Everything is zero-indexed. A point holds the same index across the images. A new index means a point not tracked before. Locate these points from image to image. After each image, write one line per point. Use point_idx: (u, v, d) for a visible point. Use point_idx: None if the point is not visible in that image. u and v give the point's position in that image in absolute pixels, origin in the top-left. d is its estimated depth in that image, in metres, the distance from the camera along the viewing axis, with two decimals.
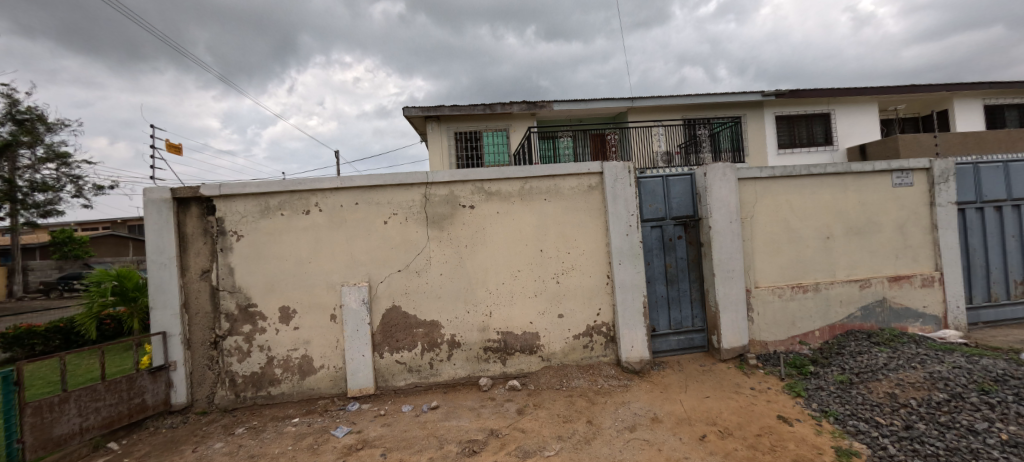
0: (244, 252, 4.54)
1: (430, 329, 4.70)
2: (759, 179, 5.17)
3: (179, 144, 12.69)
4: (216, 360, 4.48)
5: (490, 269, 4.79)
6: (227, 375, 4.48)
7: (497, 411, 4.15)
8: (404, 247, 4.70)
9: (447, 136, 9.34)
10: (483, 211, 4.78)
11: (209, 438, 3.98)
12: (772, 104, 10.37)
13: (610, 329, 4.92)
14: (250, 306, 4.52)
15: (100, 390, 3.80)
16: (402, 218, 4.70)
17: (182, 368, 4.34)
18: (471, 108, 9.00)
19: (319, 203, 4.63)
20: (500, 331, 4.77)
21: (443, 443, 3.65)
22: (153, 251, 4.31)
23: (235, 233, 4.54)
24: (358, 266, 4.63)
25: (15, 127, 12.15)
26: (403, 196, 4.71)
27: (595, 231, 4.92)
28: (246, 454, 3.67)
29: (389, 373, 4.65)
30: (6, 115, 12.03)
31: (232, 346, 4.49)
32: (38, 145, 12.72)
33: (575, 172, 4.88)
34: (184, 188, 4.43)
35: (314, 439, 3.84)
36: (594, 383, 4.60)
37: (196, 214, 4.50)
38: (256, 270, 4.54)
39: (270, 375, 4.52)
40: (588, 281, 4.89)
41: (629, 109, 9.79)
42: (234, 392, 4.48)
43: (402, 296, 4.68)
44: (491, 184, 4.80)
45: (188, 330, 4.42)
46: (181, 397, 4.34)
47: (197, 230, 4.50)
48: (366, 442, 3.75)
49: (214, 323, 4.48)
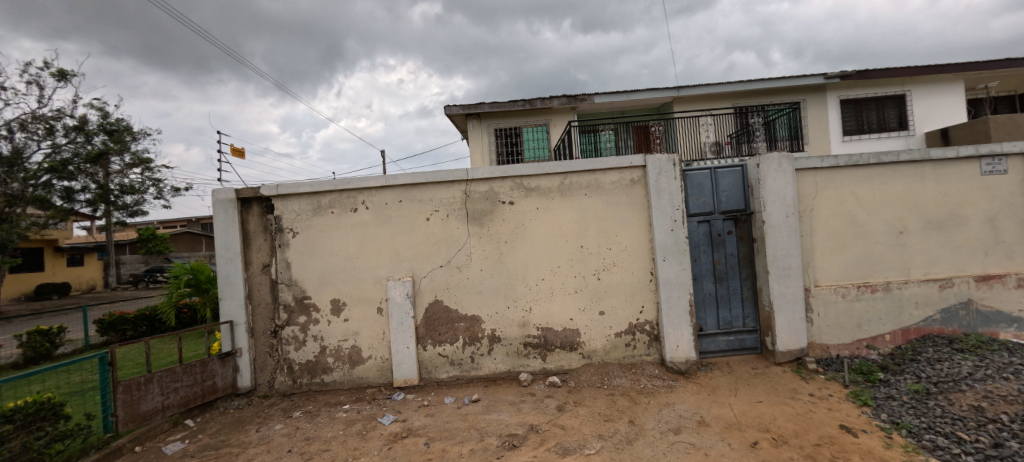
0: (299, 248, 4.83)
1: (472, 324, 4.78)
2: (820, 169, 4.79)
3: (242, 148, 13.64)
4: (276, 348, 4.82)
5: (531, 265, 4.78)
6: (285, 362, 4.81)
7: (538, 406, 4.16)
8: (446, 242, 4.81)
9: (488, 133, 9.40)
10: (523, 207, 4.79)
11: (270, 420, 4.28)
12: (837, 87, 9.55)
13: (653, 327, 4.78)
14: (305, 298, 4.81)
15: (178, 372, 4.19)
16: (444, 215, 4.81)
17: (246, 354, 4.71)
18: (510, 104, 9.01)
19: (366, 201, 4.84)
20: (541, 327, 4.77)
21: (484, 436, 3.71)
22: (221, 246, 4.70)
23: (292, 230, 4.84)
24: (402, 261, 4.79)
25: (107, 136, 13.62)
26: (445, 194, 4.81)
27: (639, 227, 4.78)
28: (303, 436, 3.92)
29: (432, 365, 4.79)
30: (98, 126, 13.47)
31: (290, 335, 4.81)
32: (126, 153, 14.20)
33: (617, 165, 4.75)
34: (246, 189, 4.78)
35: (363, 425, 4.04)
36: (637, 382, 4.49)
37: (257, 213, 4.85)
38: (310, 265, 4.82)
39: (324, 363, 4.80)
40: (630, 278, 4.77)
41: (674, 99, 9.39)
42: (292, 378, 4.80)
43: (445, 290, 4.79)
44: (531, 180, 4.79)
45: (251, 319, 4.78)
46: (246, 381, 4.71)
47: (259, 228, 4.85)
48: (411, 431, 3.89)
49: (274, 313, 4.82)
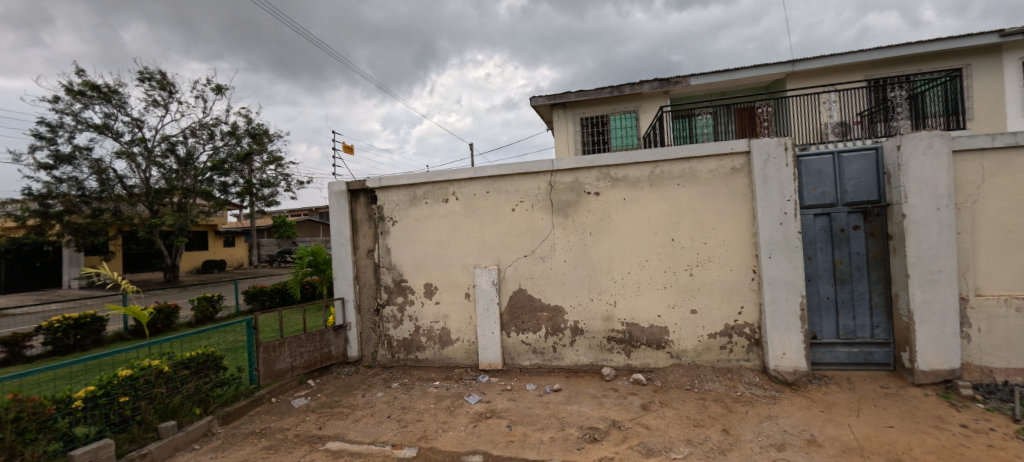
0: (398, 235, 5.28)
1: (554, 314, 4.81)
2: (989, 151, 3.88)
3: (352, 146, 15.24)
4: (378, 324, 5.35)
5: (616, 258, 4.64)
6: (386, 337, 5.32)
7: (621, 402, 4.05)
8: (531, 233, 4.87)
9: (573, 123, 9.26)
10: (609, 198, 4.65)
11: (373, 387, 4.77)
12: (1017, 46, 7.61)
13: (755, 330, 4.35)
14: (403, 281, 5.25)
15: (303, 339, 4.84)
16: (529, 206, 4.87)
17: (354, 328, 5.30)
18: (598, 92, 8.74)
19: (456, 192, 5.09)
20: (626, 322, 4.62)
21: (565, 426, 3.73)
22: (335, 232, 5.34)
23: (392, 219, 5.30)
24: (488, 250, 4.98)
25: (251, 139, 16.18)
26: (530, 184, 4.87)
27: (741, 220, 4.35)
28: (399, 405, 4.31)
29: (515, 352, 4.93)
30: (246, 131, 16.05)
31: (390, 314, 5.30)
32: (265, 152, 16.73)
33: (715, 152, 4.36)
34: (355, 182, 5.34)
35: (451, 402, 4.32)
36: (733, 389, 4.13)
37: (364, 203, 5.40)
38: (406, 251, 5.24)
39: (417, 341, 5.21)
40: (728, 275, 4.38)
41: (788, 75, 8.29)
42: (391, 352, 5.30)
43: (528, 280, 4.88)
44: (618, 170, 4.62)
45: (359, 298, 5.36)
46: (354, 351, 5.31)
47: (365, 217, 5.40)
48: (494, 412, 4.06)
49: (376, 293, 5.35)
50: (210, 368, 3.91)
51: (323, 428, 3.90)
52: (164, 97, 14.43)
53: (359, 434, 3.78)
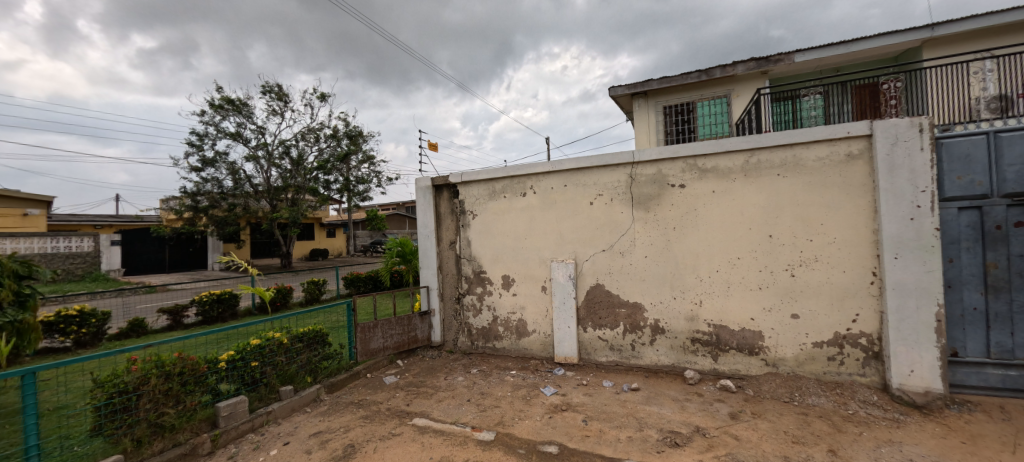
0: (478, 228, 5.49)
1: (634, 311, 4.68)
2: None
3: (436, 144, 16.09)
4: (459, 312, 5.63)
5: (703, 254, 4.37)
6: (466, 325, 5.59)
7: (706, 408, 3.83)
8: (609, 227, 4.77)
9: (655, 112, 8.82)
10: (696, 190, 4.39)
11: (454, 372, 5.05)
12: None
13: (873, 342, 3.84)
14: (482, 273, 5.46)
15: (393, 322, 5.26)
16: (608, 199, 4.77)
17: (437, 315, 5.64)
18: (683, 78, 8.23)
19: (534, 186, 5.16)
20: (713, 324, 4.35)
21: (643, 427, 3.63)
22: (422, 225, 5.71)
23: (472, 212, 5.53)
24: (566, 244, 4.98)
25: (349, 140, 17.82)
26: (609, 177, 4.76)
27: (856, 214, 3.85)
28: (478, 391, 4.51)
29: (592, 347, 4.88)
30: (345, 133, 17.72)
31: (470, 303, 5.56)
32: (361, 152, 18.33)
33: (825, 138, 3.90)
34: (439, 178, 5.66)
35: (527, 391, 4.42)
36: (842, 405, 3.68)
37: (447, 197, 5.70)
38: (486, 244, 5.43)
39: (495, 331, 5.40)
40: (839, 276, 3.91)
41: (922, 43, 7.08)
42: (470, 340, 5.56)
43: (606, 275, 4.79)
44: (707, 160, 4.34)
45: (442, 286, 5.69)
46: (437, 337, 5.66)
47: (448, 211, 5.70)
48: (570, 405, 4.08)
49: (458, 283, 5.63)
50: (318, 342, 4.43)
51: (410, 405, 4.23)
52: (280, 106, 16.46)
53: (442, 414, 4.03)
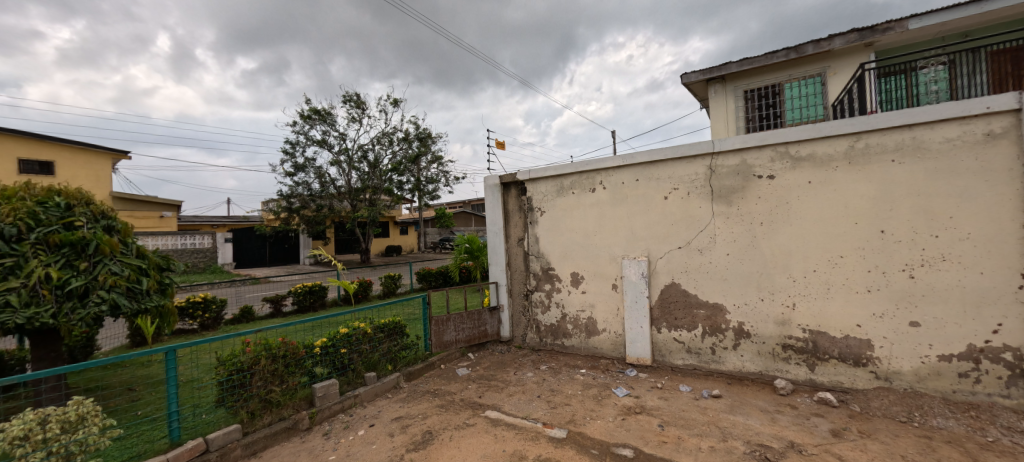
0: (546, 225, 5.47)
1: (714, 313, 4.39)
2: None
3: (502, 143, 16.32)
4: (528, 308, 5.66)
5: (797, 252, 3.98)
6: (534, 322, 5.60)
7: (800, 423, 3.48)
8: (686, 223, 4.51)
9: (735, 97, 8.10)
10: (788, 181, 4.00)
11: (523, 367, 5.08)
12: None
13: (1020, 358, 3.25)
14: (550, 269, 5.44)
15: (465, 316, 5.41)
16: (684, 193, 4.51)
17: (506, 310, 5.72)
18: (767, 58, 7.55)
19: (603, 181, 5.03)
20: (809, 329, 3.95)
21: (727, 437, 3.39)
22: (490, 222, 5.82)
23: (540, 209, 5.52)
24: (638, 241, 4.79)
25: (420, 142, 18.67)
26: (686, 170, 4.50)
27: (1000, 204, 3.27)
28: (548, 387, 4.50)
29: (667, 349, 4.66)
30: (415, 135, 18.60)
31: (538, 299, 5.56)
32: (430, 153, 19.13)
33: (954, 116, 3.37)
34: (507, 175, 5.71)
35: (598, 391, 4.33)
36: (977, 431, 3.15)
37: (514, 194, 5.74)
38: (554, 241, 5.40)
39: (564, 328, 5.35)
40: (973, 278, 3.36)
41: None
42: (539, 336, 5.57)
43: (683, 273, 4.54)
44: (801, 148, 3.95)
45: (510, 283, 5.75)
46: (506, 332, 5.74)
47: (515, 208, 5.74)
48: (644, 409, 3.93)
49: (526, 279, 5.65)
50: (398, 333, 4.69)
51: (482, 397, 4.32)
52: (359, 113, 17.68)
53: (513, 408, 4.07)
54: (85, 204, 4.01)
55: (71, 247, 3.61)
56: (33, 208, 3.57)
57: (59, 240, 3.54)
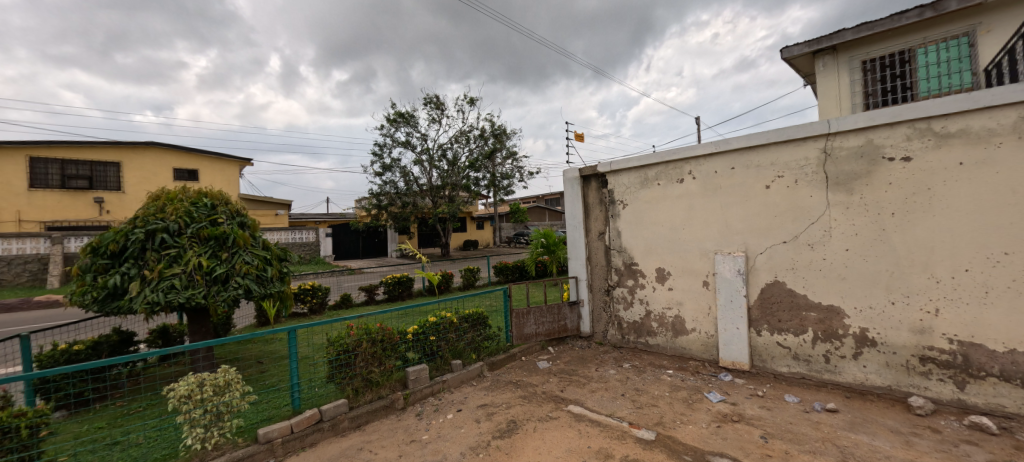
0: (629, 219, 5.24)
1: (827, 316, 3.89)
2: None
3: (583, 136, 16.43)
4: (609, 304, 5.48)
5: (940, 247, 3.38)
6: (616, 318, 5.42)
7: (945, 450, 2.95)
8: (793, 214, 4.03)
9: (850, 70, 6.90)
10: (928, 163, 3.40)
11: (605, 364, 4.93)
12: None
13: None
14: (633, 264, 5.21)
15: (545, 310, 5.39)
16: (791, 181, 4.03)
17: (586, 305, 5.60)
18: (892, 20, 6.46)
19: (693, 171, 4.68)
20: (956, 340, 3.34)
21: (847, 457, 2.98)
22: (569, 216, 5.71)
23: (622, 202, 5.30)
24: (734, 235, 4.39)
25: (495, 139, 19.02)
26: (793, 155, 4.02)
27: None
28: (632, 386, 4.31)
29: (769, 354, 4.24)
30: (490, 132, 18.98)
31: (620, 295, 5.36)
32: (504, 149, 19.43)
33: None
34: (587, 168, 5.55)
35: (689, 394, 4.05)
36: None
37: (595, 187, 5.57)
38: (638, 235, 5.15)
39: (649, 326, 5.11)
40: None
41: None
42: (621, 333, 5.37)
43: (789, 271, 4.08)
44: (947, 123, 3.33)
45: (590, 277, 5.61)
46: (586, 327, 5.62)
47: (596, 201, 5.57)
48: (743, 417, 3.60)
49: (607, 274, 5.47)
50: (481, 323, 4.81)
51: (564, 391, 4.26)
52: (438, 114, 18.48)
53: (596, 405, 3.94)
54: (224, 203, 4.60)
55: (214, 240, 4.17)
56: (188, 207, 4.17)
57: (207, 234, 4.11)
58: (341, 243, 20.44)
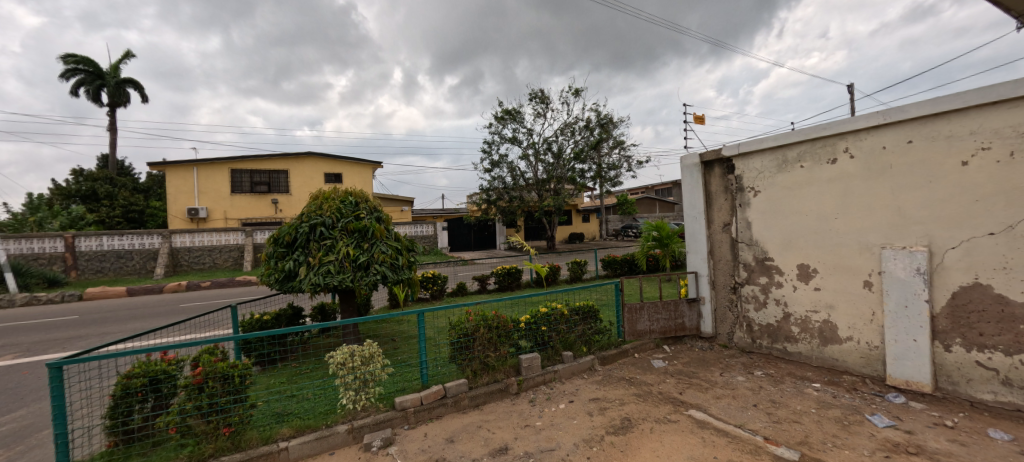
0: (762, 207, 4.63)
1: None
2: None
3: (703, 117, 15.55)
4: (736, 303, 4.93)
5: None
6: (745, 319, 4.85)
7: None
8: (1005, 198, 3.15)
9: None
10: None
11: (731, 369, 4.45)
12: None
13: None
14: (768, 260, 4.60)
15: (660, 306, 5.06)
16: (1002, 155, 3.16)
17: (708, 303, 5.12)
18: None
19: (850, 149, 3.94)
20: None
21: None
22: (688, 206, 5.26)
23: (753, 189, 4.70)
24: (910, 225, 3.59)
25: (601, 129, 18.50)
26: (1007, 120, 3.14)
27: None
28: (767, 397, 3.81)
29: (961, 376, 3.40)
30: (596, 122, 18.50)
31: (750, 294, 4.79)
32: (611, 139, 18.77)
33: None
34: (709, 152, 5.03)
35: (843, 414, 3.44)
36: None
37: (719, 174, 5.02)
38: (774, 226, 4.52)
39: (787, 331, 4.48)
40: None
41: None
42: (751, 337, 4.80)
43: (997, 271, 3.21)
44: None
45: (713, 273, 5.10)
46: (708, 328, 5.15)
47: (720, 188, 5.02)
48: (922, 450, 2.94)
49: (734, 270, 4.92)
50: (592, 317, 4.72)
51: (684, 394, 3.95)
52: (543, 108, 18.63)
53: (723, 413, 3.57)
54: (365, 200, 5.22)
55: (358, 233, 4.78)
56: (339, 204, 4.83)
57: (353, 228, 4.73)
58: (457, 237, 22.03)
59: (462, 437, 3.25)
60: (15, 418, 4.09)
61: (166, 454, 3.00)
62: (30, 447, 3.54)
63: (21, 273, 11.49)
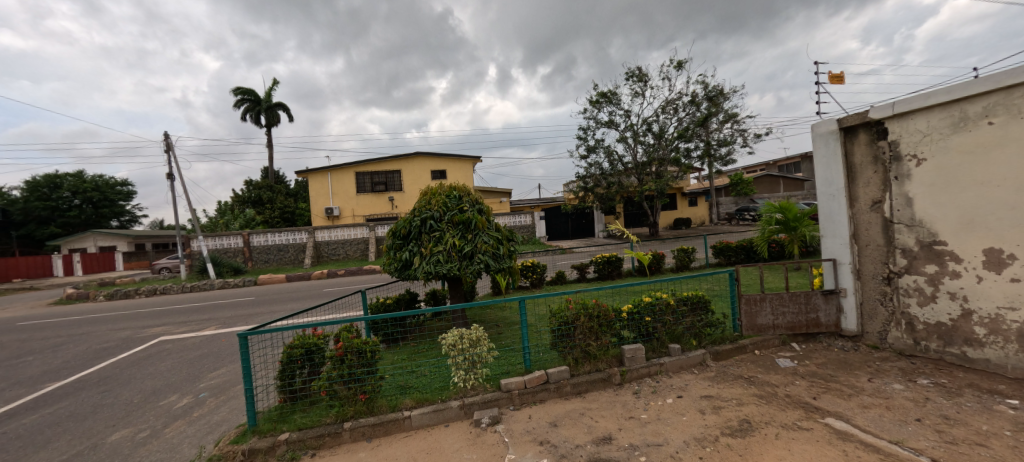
0: (929, 179, 3.76)
1: None
2: None
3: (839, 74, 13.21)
4: (890, 297, 4.12)
5: None
6: (903, 316, 4.03)
7: None
8: None
9: None
10: None
11: (885, 374, 3.74)
12: None
13: None
14: (937, 244, 3.74)
15: (786, 298, 4.47)
16: None
17: (852, 296, 4.36)
18: None
19: None
20: None
21: None
22: (823, 182, 4.51)
23: (915, 157, 3.84)
24: None
25: (709, 103, 16.83)
26: None
27: None
28: (936, 411, 3.13)
29: None
30: (703, 96, 16.87)
31: (911, 286, 3.96)
32: (721, 112, 16.97)
33: None
34: (851, 116, 4.22)
35: None
36: None
37: (865, 141, 4.19)
38: (947, 202, 3.66)
39: (967, 332, 3.63)
40: None
41: None
42: (912, 338, 3.98)
43: None
44: None
45: (858, 261, 4.32)
46: (850, 325, 4.41)
47: (867, 159, 4.19)
48: None
49: (887, 257, 4.10)
50: (702, 308, 4.37)
51: (818, 399, 3.44)
52: (642, 86, 17.60)
53: (871, 425, 3.03)
54: (468, 193, 5.51)
55: (462, 225, 5.08)
56: (445, 199, 5.19)
57: (458, 220, 5.05)
58: (555, 225, 22.04)
59: (565, 422, 3.29)
60: (219, 375, 5.26)
61: (320, 412, 3.59)
62: (229, 398, 4.53)
63: (217, 263, 14.68)
